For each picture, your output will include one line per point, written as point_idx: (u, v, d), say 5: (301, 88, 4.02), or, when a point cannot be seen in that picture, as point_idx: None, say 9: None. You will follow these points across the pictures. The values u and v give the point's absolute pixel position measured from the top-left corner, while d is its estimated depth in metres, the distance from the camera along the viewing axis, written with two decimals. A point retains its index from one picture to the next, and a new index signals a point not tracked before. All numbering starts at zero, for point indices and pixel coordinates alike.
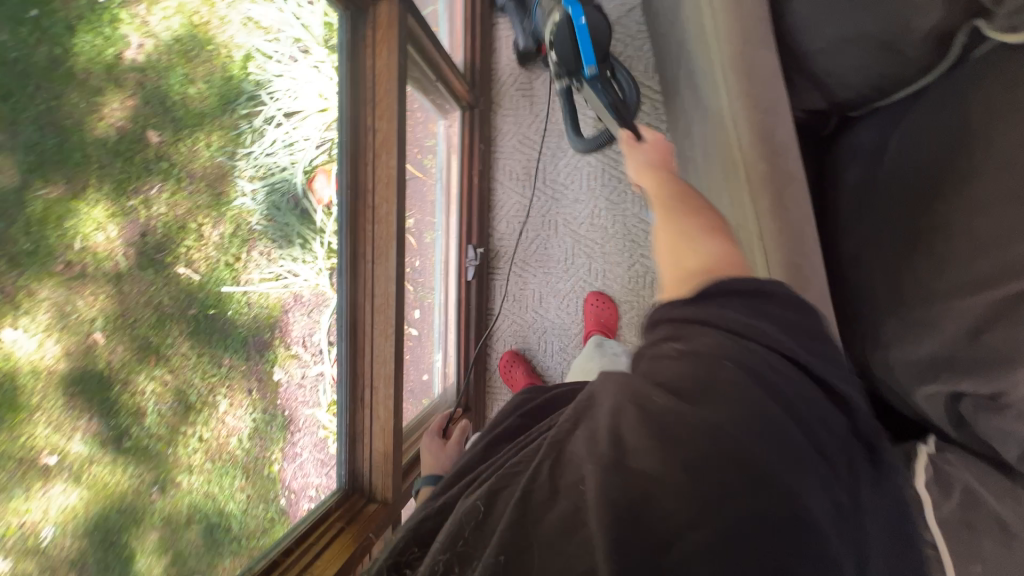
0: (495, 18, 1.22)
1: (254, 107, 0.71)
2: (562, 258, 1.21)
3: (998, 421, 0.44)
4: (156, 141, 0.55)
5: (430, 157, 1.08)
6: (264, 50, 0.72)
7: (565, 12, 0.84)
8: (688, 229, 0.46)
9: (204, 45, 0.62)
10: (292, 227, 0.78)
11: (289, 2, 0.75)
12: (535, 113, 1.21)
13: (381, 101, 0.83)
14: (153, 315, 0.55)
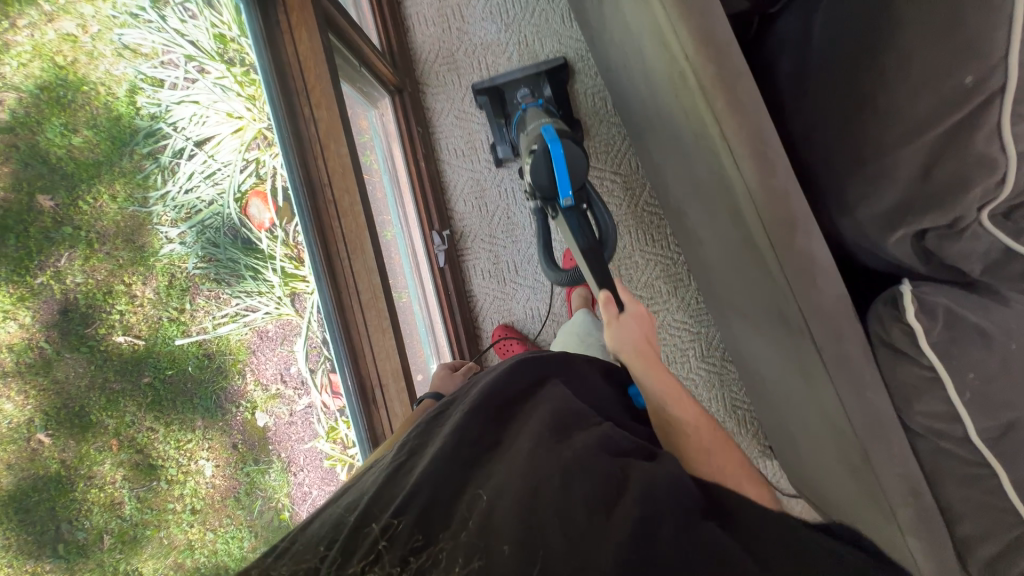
0: None
1: (157, 143, 0.66)
2: (528, 223, 1.21)
3: (960, 244, 0.51)
4: (51, 206, 0.51)
5: (370, 153, 1.02)
6: (153, 77, 0.65)
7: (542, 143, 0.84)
8: (716, 467, 0.54)
9: (78, 88, 0.54)
10: (238, 260, 0.77)
11: (170, 20, 0.70)
12: (463, 84, 1.19)
13: (314, 89, 0.83)
14: (102, 396, 0.56)
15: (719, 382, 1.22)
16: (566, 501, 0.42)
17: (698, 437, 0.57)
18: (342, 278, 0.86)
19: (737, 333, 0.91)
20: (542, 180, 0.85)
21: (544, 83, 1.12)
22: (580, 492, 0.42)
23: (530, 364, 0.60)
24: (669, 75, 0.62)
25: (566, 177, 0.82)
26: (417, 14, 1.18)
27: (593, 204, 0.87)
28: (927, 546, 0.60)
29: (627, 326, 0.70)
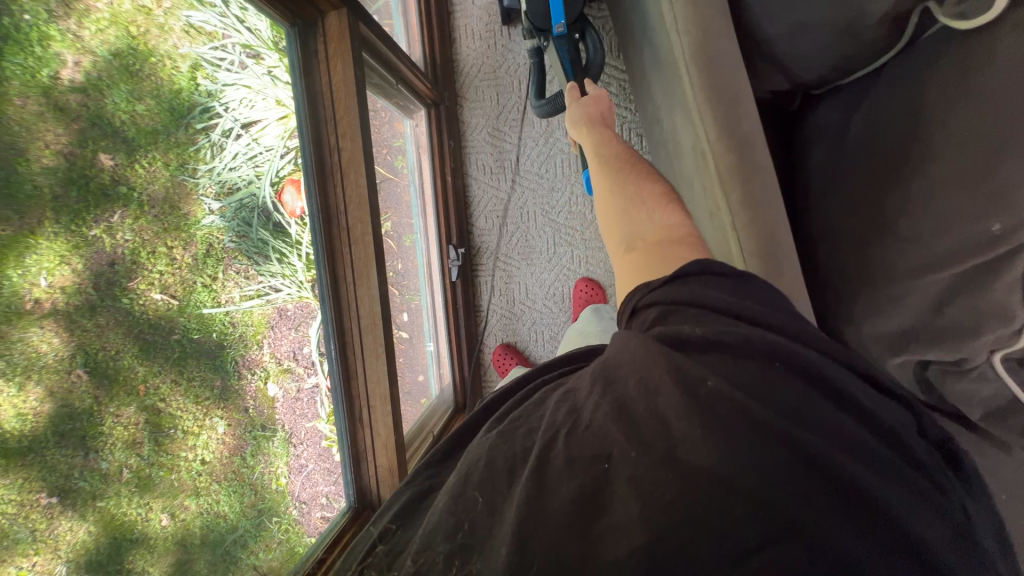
0: (451, 8, 1.18)
1: (210, 119, 0.68)
2: (545, 248, 1.21)
3: (962, 382, 0.49)
4: (110, 165, 0.54)
5: (401, 157, 1.06)
6: (211, 59, 0.68)
7: None
8: (632, 207, 0.56)
9: (147, 59, 0.58)
10: (266, 242, 0.78)
11: (231, 6, 0.69)
12: (501, 103, 1.18)
13: (342, 119, 0.84)
14: (137, 344, 0.57)
15: None
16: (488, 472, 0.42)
17: (629, 185, 0.58)
18: (345, 300, 0.88)
19: None
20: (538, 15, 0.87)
21: None
22: (501, 462, 0.42)
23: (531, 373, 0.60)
24: (694, 151, 0.60)
25: (560, 4, 0.84)
26: (466, 25, 1.18)
27: (586, 36, 0.91)
28: None
29: (584, 105, 0.73)
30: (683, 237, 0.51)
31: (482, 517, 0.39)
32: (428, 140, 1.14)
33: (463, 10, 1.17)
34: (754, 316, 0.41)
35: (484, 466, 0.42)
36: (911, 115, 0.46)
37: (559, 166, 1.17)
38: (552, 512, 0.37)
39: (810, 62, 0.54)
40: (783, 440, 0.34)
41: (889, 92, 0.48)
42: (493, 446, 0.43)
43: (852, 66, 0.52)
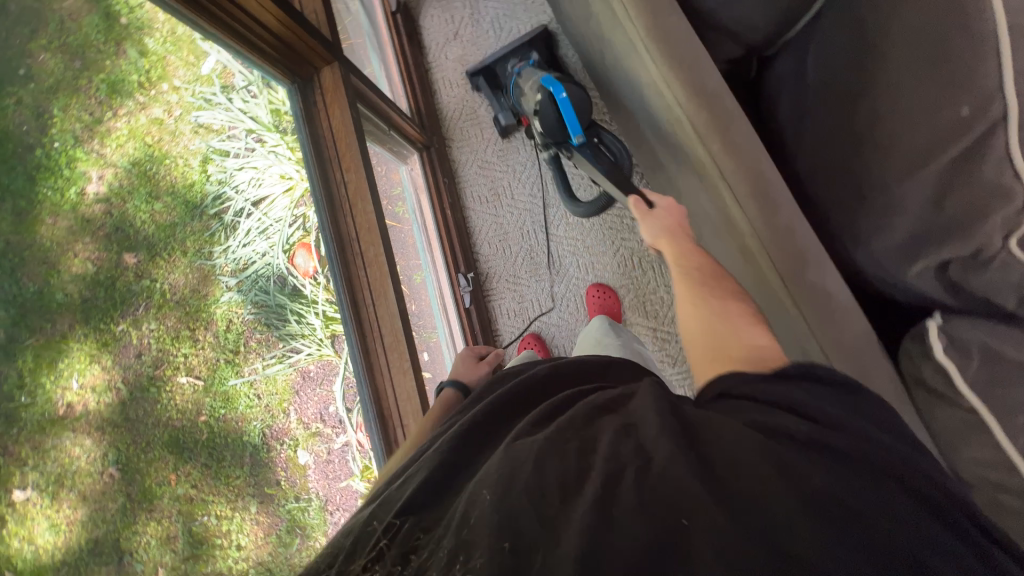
0: (428, 65, 1.31)
1: (222, 205, 0.77)
2: (551, 262, 1.24)
3: (988, 275, 0.47)
4: (133, 262, 0.62)
5: (401, 205, 1.12)
6: (220, 149, 0.77)
7: (546, 91, 0.92)
8: (723, 318, 0.53)
9: (161, 161, 0.68)
10: (284, 307, 0.84)
11: (235, 101, 0.80)
12: (486, 137, 1.28)
13: (344, 154, 0.91)
14: (165, 434, 0.62)
15: None
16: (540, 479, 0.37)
17: (720, 302, 0.55)
18: (366, 321, 0.89)
19: None
20: (552, 126, 0.93)
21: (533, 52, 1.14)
22: (551, 475, 0.37)
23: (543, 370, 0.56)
24: (669, 119, 0.65)
25: (574, 115, 0.88)
26: (443, 78, 1.30)
27: (602, 138, 0.98)
28: None
29: (660, 219, 0.72)
30: (767, 348, 0.47)
31: (515, 516, 0.35)
32: (424, 181, 1.22)
33: (439, 65, 1.30)
34: (824, 396, 0.40)
35: (536, 468, 0.38)
36: (858, 37, 0.52)
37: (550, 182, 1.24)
38: (601, 533, 0.33)
39: (754, 19, 0.62)
40: (857, 519, 0.33)
41: (834, 24, 0.54)
42: (547, 448, 0.39)
43: (795, 13, 0.59)
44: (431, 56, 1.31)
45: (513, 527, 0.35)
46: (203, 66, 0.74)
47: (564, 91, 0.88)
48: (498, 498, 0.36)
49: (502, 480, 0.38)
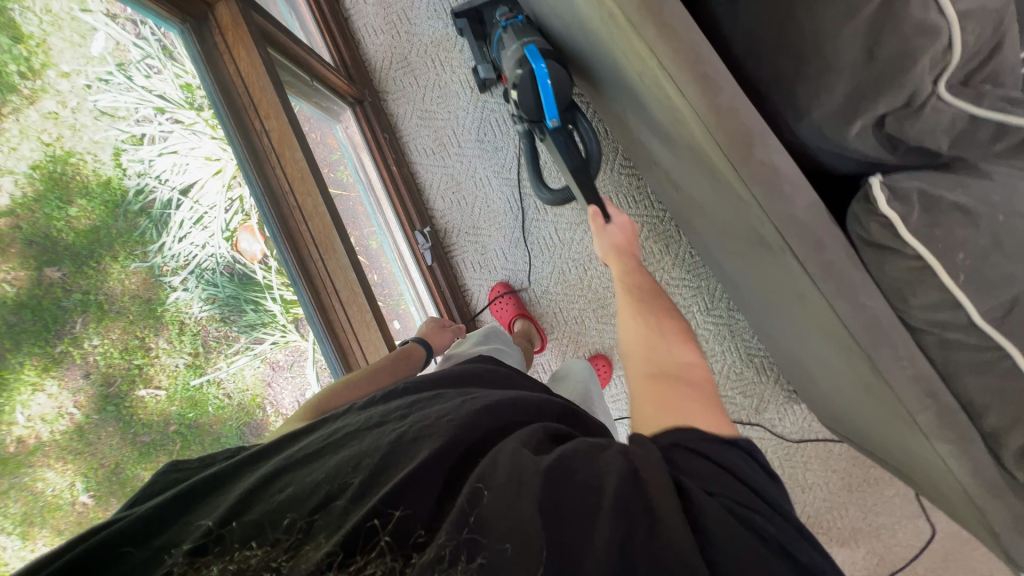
0: (347, 11, 1.21)
1: (146, 198, 0.79)
2: (509, 208, 1.21)
3: (921, 123, 0.49)
4: (57, 276, 0.64)
5: (344, 169, 1.07)
6: (128, 139, 0.77)
7: (528, 67, 0.88)
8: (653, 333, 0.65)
9: (66, 162, 0.67)
10: (239, 298, 0.90)
11: (136, 82, 0.79)
12: (421, 84, 1.20)
13: (261, 100, 0.91)
14: (136, 449, 0.70)
15: (730, 334, 1.22)
16: (548, 495, 0.42)
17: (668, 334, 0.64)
18: (323, 279, 0.96)
19: (733, 275, 0.89)
20: (529, 104, 0.93)
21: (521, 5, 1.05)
22: (525, 476, 0.42)
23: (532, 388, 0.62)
24: (599, 14, 0.62)
25: (550, 98, 0.90)
26: (365, 25, 1.20)
27: (578, 123, 1.05)
28: (957, 448, 0.56)
29: (612, 236, 0.88)
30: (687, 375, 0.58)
31: (524, 525, 0.39)
32: (361, 137, 1.15)
33: (360, 10, 1.20)
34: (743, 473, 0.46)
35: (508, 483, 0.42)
36: None
37: (494, 124, 1.19)
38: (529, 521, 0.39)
39: None
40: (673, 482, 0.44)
41: None
42: (523, 458, 0.44)
43: None
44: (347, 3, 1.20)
45: (528, 537, 0.39)
46: (92, 46, 0.73)
47: (549, 77, 0.87)
48: (506, 505, 0.41)
49: (504, 485, 0.42)
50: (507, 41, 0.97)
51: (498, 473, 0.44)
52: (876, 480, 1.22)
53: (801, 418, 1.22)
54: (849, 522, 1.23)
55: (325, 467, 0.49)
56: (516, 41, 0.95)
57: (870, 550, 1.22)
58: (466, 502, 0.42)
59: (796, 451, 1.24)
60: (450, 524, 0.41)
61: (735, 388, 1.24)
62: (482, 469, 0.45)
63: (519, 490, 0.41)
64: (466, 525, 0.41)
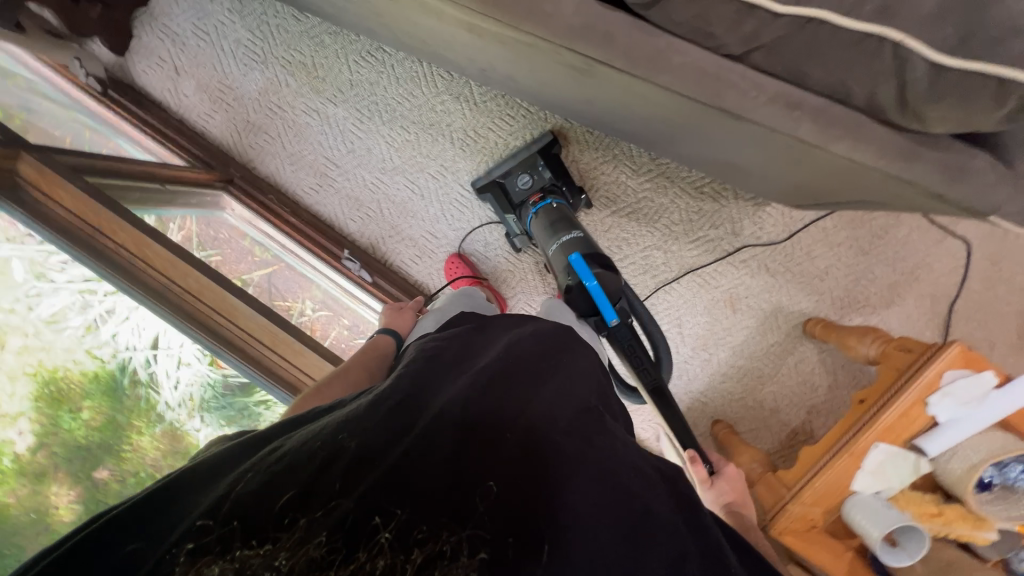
0: (172, 109, 1.22)
1: (132, 370, 0.91)
2: (412, 192, 1.22)
3: None
4: (106, 474, 0.83)
5: (257, 249, 1.17)
6: (87, 334, 0.88)
7: (575, 278, 0.87)
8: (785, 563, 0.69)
9: (56, 382, 0.84)
10: (243, 405, 0.98)
11: (57, 279, 0.84)
12: (274, 134, 1.22)
13: (99, 221, 0.80)
14: None
15: (667, 182, 1.18)
16: (585, 487, 0.46)
17: None
18: (241, 339, 0.91)
19: (609, 121, 0.88)
20: (581, 311, 0.88)
21: (537, 161, 1.09)
22: (557, 472, 0.46)
23: (524, 348, 0.64)
24: None
25: (606, 301, 0.86)
26: (197, 114, 1.21)
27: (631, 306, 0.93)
28: (852, 140, 0.54)
29: (725, 491, 0.83)
30: None
31: (525, 522, 0.42)
32: (247, 210, 1.19)
33: (183, 101, 1.21)
34: None
35: (544, 468, 0.47)
36: None
37: (356, 129, 1.20)
38: (540, 521, 0.43)
39: None
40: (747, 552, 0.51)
41: None
42: (555, 452, 0.48)
43: None
44: (171, 106, 1.21)
45: (529, 527, 0.42)
46: (14, 273, 0.82)
47: (594, 280, 0.86)
48: (543, 496, 0.45)
49: (541, 470, 0.46)
50: (542, 220, 1.02)
51: (528, 459, 0.47)
52: (886, 229, 1.16)
53: (779, 216, 1.17)
54: (883, 282, 1.17)
55: (323, 460, 0.46)
56: (554, 236, 0.96)
57: (919, 296, 1.16)
58: (472, 496, 0.43)
59: (794, 248, 1.18)
60: (450, 519, 0.41)
61: (702, 227, 1.19)
62: (498, 463, 0.46)
63: (550, 483, 0.45)
64: (471, 522, 0.41)
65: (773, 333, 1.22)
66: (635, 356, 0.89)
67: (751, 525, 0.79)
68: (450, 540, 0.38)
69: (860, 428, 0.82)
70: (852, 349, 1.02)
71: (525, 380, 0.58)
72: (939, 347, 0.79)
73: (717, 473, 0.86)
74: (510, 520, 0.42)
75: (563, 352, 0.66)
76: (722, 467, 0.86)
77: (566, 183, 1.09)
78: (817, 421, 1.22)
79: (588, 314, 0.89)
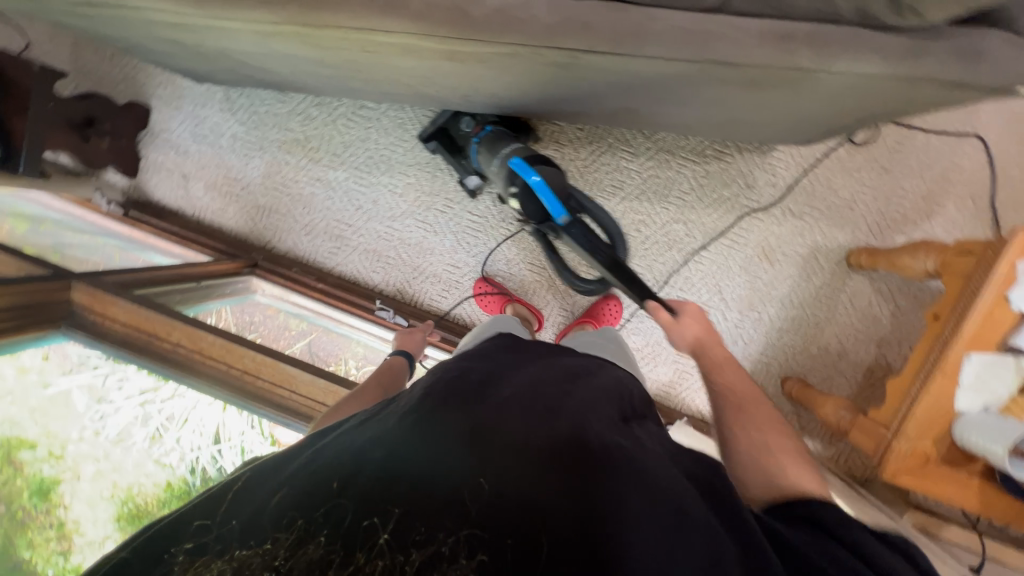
0: (186, 214, 1.29)
1: (200, 469, 0.80)
2: (423, 231, 1.24)
3: None
4: None
5: (294, 320, 1.19)
6: (151, 445, 0.83)
7: (518, 180, 0.90)
8: (756, 453, 0.60)
9: (133, 497, 0.77)
10: None
11: (117, 399, 0.85)
12: (282, 212, 1.27)
13: (153, 325, 0.84)
14: None
15: (667, 155, 1.17)
16: (598, 491, 0.45)
17: (778, 434, 0.62)
18: (308, 408, 0.84)
19: (599, 110, 0.89)
20: (532, 212, 0.91)
21: (475, 101, 1.07)
22: (573, 477, 0.46)
23: (556, 369, 0.64)
24: (301, 42, 0.67)
25: (549, 195, 0.88)
26: (210, 211, 1.28)
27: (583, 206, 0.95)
28: (851, 54, 0.54)
29: (689, 328, 0.78)
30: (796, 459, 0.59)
31: (528, 524, 0.43)
32: (276, 287, 1.22)
33: (194, 203, 1.28)
34: None
35: (555, 472, 0.46)
36: None
37: (358, 186, 1.24)
38: (544, 526, 0.43)
39: None
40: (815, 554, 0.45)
41: None
42: (573, 455, 0.48)
43: None
44: (186, 211, 1.28)
45: (531, 532, 0.42)
46: (76, 404, 0.83)
47: (535, 175, 0.87)
48: (552, 499, 0.44)
49: (551, 474, 0.46)
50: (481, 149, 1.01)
51: (543, 462, 0.47)
52: (900, 142, 1.13)
53: (789, 157, 1.15)
54: (916, 195, 1.13)
55: (330, 457, 0.48)
56: (493, 153, 0.97)
57: (958, 199, 1.12)
58: (476, 502, 0.44)
59: (812, 185, 1.16)
60: (449, 519, 0.42)
61: (715, 189, 1.18)
62: (499, 468, 0.46)
63: (561, 487, 0.45)
64: (462, 521, 0.42)
65: (817, 275, 1.18)
66: (596, 245, 0.88)
67: (726, 361, 0.73)
68: (448, 541, 0.41)
69: (945, 343, 0.79)
70: (906, 267, 0.96)
71: (553, 391, 0.58)
72: (1002, 240, 0.76)
73: (678, 310, 0.80)
74: (502, 515, 0.43)
75: (583, 368, 0.67)
76: (682, 305, 0.81)
77: (506, 117, 1.10)
78: (890, 351, 1.17)
79: (538, 220, 0.93)
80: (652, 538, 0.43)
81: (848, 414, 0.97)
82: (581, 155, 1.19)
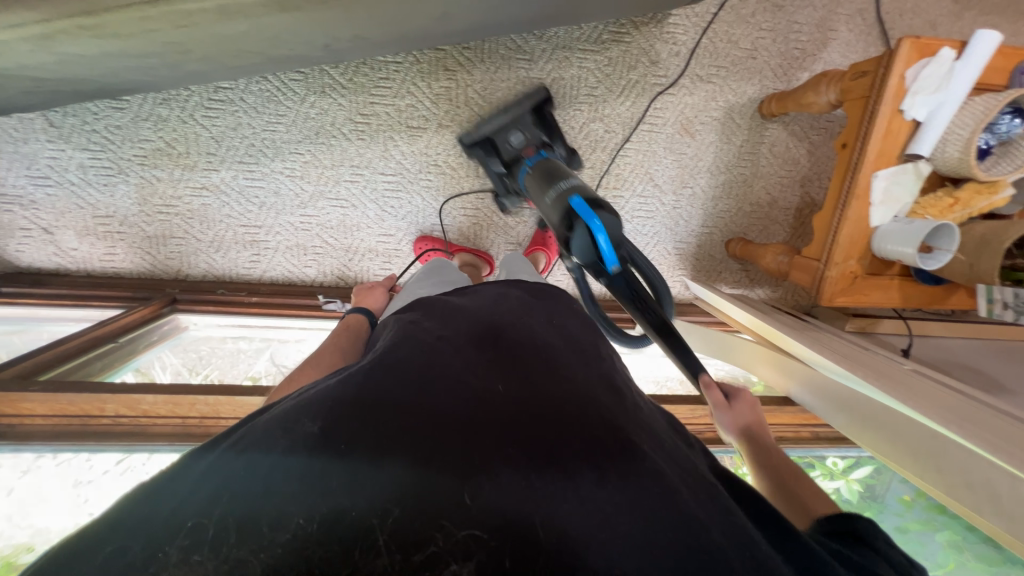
0: (69, 271, 1.13)
1: None
2: (332, 210, 1.15)
3: None
4: None
5: (242, 341, 1.10)
6: None
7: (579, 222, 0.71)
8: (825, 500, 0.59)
9: None
10: None
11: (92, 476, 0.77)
12: (179, 236, 1.13)
13: (88, 404, 0.76)
14: None
15: (565, 52, 1.09)
16: (605, 461, 0.41)
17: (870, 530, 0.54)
18: None
19: (479, 25, 0.80)
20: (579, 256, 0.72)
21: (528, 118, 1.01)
22: (579, 445, 0.42)
23: (528, 321, 0.61)
24: (105, 34, 0.55)
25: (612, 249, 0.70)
26: (97, 258, 1.13)
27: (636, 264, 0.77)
28: None
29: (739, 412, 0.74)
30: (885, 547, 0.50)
31: (528, 513, 0.36)
32: (206, 316, 1.12)
33: (72, 254, 1.11)
34: None
35: (562, 441, 0.42)
36: None
37: (247, 180, 1.11)
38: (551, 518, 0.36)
39: None
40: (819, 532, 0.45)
41: None
42: (577, 425, 0.44)
43: None
44: (71, 267, 1.12)
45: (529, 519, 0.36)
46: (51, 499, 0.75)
47: (603, 230, 0.70)
48: (557, 476, 0.39)
49: (556, 443, 0.42)
50: (533, 175, 0.89)
51: (546, 431, 0.43)
52: None
53: (685, 20, 1.10)
54: (811, 25, 1.13)
55: (315, 438, 0.39)
56: (548, 185, 0.82)
57: (848, 18, 1.13)
58: (473, 488, 0.37)
59: (713, 42, 1.12)
60: (447, 511, 0.35)
61: (622, 75, 1.12)
62: (498, 445, 0.41)
63: (569, 456, 0.41)
64: (467, 517, 0.35)
65: (736, 134, 1.20)
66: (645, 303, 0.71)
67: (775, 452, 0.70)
68: (445, 539, 0.34)
69: (854, 169, 0.83)
70: (811, 104, 0.99)
71: (539, 355, 0.55)
72: (890, 53, 0.77)
73: (735, 394, 0.76)
74: (511, 510, 0.36)
75: (545, 321, 0.64)
76: (738, 390, 0.77)
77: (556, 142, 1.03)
78: (812, 187, 1.25)
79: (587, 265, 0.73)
80: (665, 517, 0.38)
81: (785, 258, 1.05)
82: (479, 75, 1.08)
